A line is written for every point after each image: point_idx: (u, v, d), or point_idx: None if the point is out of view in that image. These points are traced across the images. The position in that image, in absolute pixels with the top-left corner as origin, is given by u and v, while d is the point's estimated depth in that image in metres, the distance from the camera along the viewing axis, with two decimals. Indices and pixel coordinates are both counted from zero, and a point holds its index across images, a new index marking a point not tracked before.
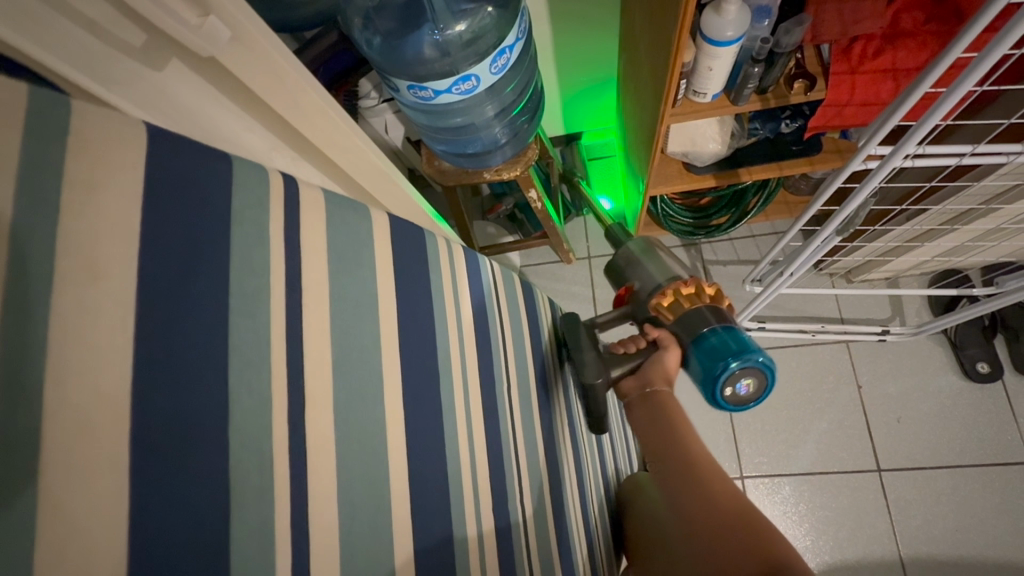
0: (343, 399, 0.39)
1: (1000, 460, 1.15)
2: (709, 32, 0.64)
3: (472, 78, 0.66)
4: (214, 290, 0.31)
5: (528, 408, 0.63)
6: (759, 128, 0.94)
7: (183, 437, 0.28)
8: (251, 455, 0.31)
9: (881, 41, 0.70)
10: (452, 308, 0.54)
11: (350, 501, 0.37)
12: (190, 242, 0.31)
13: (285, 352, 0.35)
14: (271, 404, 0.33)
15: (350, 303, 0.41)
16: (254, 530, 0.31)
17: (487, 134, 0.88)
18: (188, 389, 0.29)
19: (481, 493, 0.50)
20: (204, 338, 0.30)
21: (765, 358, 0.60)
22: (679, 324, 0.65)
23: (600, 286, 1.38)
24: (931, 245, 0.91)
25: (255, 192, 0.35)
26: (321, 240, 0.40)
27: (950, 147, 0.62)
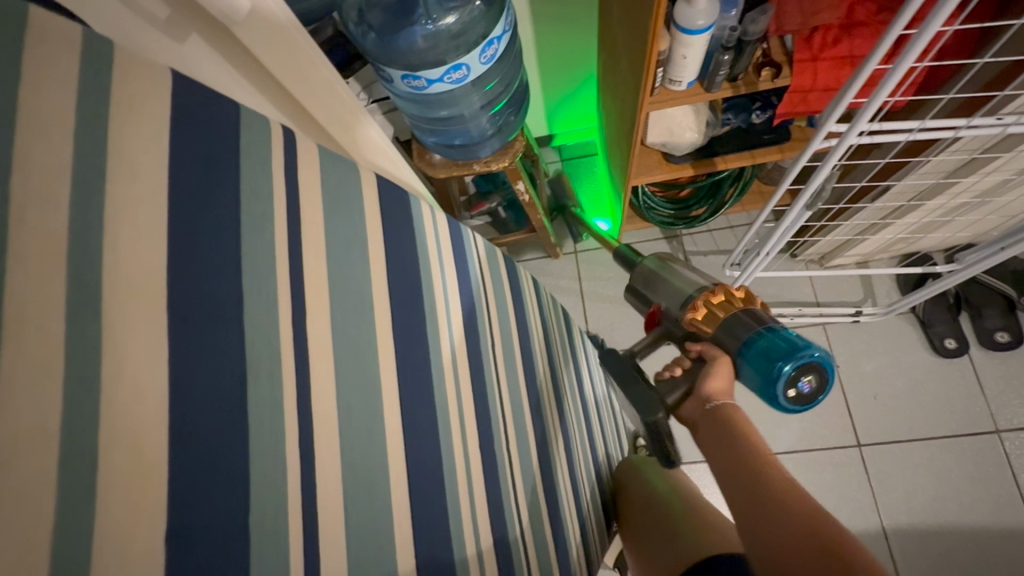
0: (347, 338, 0.39)
1: (971, 430, 1.20)
2: (683, 21, 0.69)
3: (462, 67, 0.69)
4: (226, 215, 0.31)
5: (513, 374, 0.66)
6: (732, 118, 0.99)
7: (207, 369, 0.28)
8: (264, 374, 0.31)
9: (838, 30, 0.75)
10: (436, 267, 0.54)
11: (359, 436, 0.37)
12: (208, 185, 0.31)
13: (290, 283, 0.35)
14: (280, 330, 0.33)
15: (353, 247, 0.42)
16: (267, 451, 0.30)
17: (475, 125, 0.92)
18: (204, 307, 0.29)
19: (470, 443, 0.51)
20: (216, 257, 0.30)
21: (821, 353, 0.59)
22: (724, 328, 0.66)
23: (587, 279, 1.43)
24: (902, 221, 0.97)
25: (262, 129, 0.36)
26: (323, 185, 0.41)
27: (899, 123, 0.68)
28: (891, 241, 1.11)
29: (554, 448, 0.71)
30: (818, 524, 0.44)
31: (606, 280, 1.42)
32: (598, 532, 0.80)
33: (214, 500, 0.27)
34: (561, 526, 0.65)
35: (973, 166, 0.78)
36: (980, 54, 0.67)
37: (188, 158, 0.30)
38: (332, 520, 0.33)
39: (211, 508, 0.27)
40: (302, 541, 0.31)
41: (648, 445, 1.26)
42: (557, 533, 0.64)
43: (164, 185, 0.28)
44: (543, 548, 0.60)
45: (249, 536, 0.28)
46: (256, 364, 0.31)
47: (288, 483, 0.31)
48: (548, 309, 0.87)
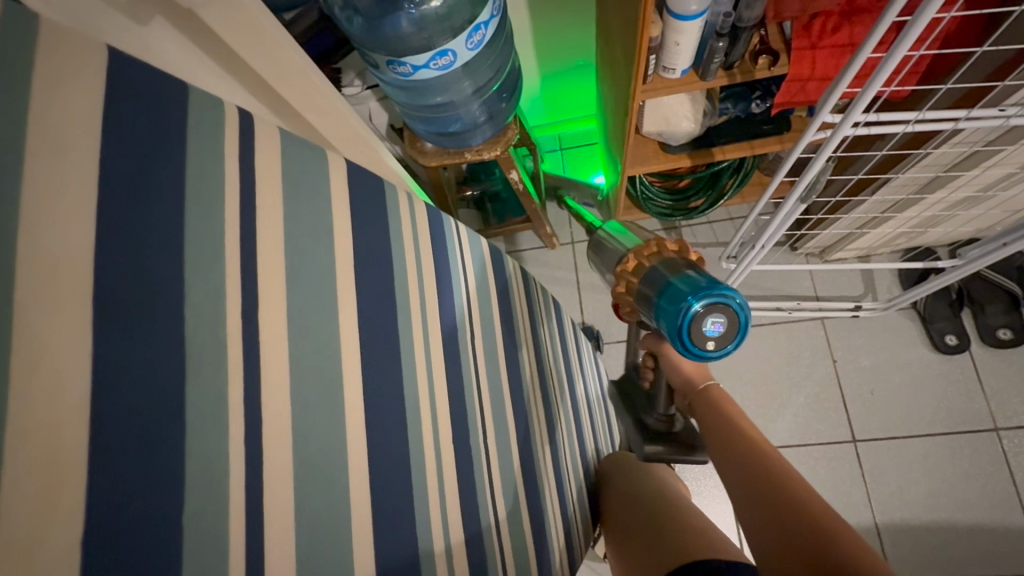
0: (303, 329, 0.38)
1: (969, 428, 1.19)
2: (674, 6, 0.67)
3: (448, 53, 0.68)
4: (165, 201, 0.30)
5: (494, 365, 0.65)
6: (730, 108, 0.97)
7: (150, 362, 0.28)
8: (208, 366, 0.31)
9: (838, 17, 0.73)
10: (411, 258, 0.54)
11: (312, 428, 0.37)
12: (157, 174, 0.30)
13: (240, 272, 0.34)
14: (226, 321, 0.32)
15: (314, 236, 0.41)
16: (208, 444, 0.30)
17: (466, 112, 0.91)
18: (140, 298, 0.28)
19: (442, 435, 0.51)
20: (153, 246, 0.29)
21: (722, 291, 0.56)
22: (645, 284, 0.63)
23: (583, 270, 1.41)
24: (903, 215, 0.94)
25: (213, 111, 0.35)
26: (282, 171, 0.40)
27: (896, 114, 0.66)
28: (893, 235, 1.09)
29: (536, 439, 0.70)
30: (812, 513, 0.48)
31: None
32: (582, 531, 0.79)
33: (145, 495, 0.27)
34: (541, 520, 0.65)
35: (976, 159, 0.76)
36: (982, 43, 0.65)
37: (126, 141, 0.29)
38: (280, 511, 0.33)
39: (144, 499, 0.27)
40: (244, 531, 0.31)
41: None
42: (536, 523, 0.64)
43: (95, 170, 0.27)
44: (520, 538, 0.60)
45: (184, 531, 0.28)
46: (199, 357, 0.31)
47: (230, 476, 0.31)
48: (537, 299, 0.87)
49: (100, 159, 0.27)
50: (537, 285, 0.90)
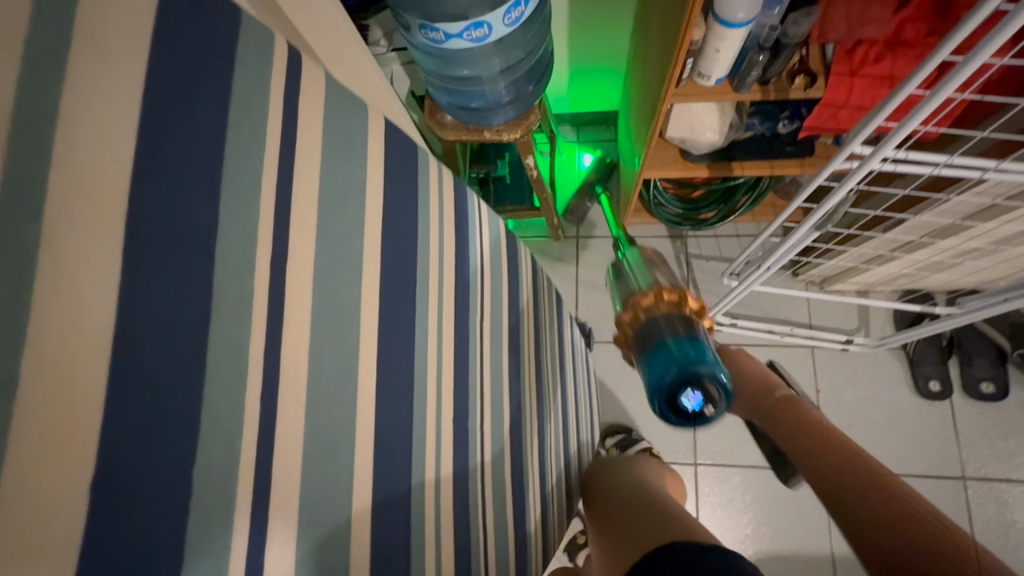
0: (325, 283, 0.39)
1: (937, 473, 1.21)
2: (722, 11, 0.65)
3: (484, 26, 0.66)
4: (201, 138, 0.31)
5: (496, 350, 0.64)
6: (757, 124, 0.96)
7: (156, 311, 0.28)
8: (229, 302, 0.32)
9: (882, 47, 0.71)
10: (433, 229, 0.52)
11: (321, 380, 0.38)
12: (182, 127, 0.30)
13: (270, 219, 0.35)
14: (253, 263, 0.33)
15: (346, 193, 0.41)
16: (222, 376, 0.31)
17: (492, 91, 0.88)
18: (169, 230, 0.29)
19: (444, 409, 0.52)
20: (186, 181, 0.30)
21: (719, 376, 0.58)
22: (644, 328, 0.65)
23: (584, 265, 1.41)
24: (909, 257, 0.94)
25: (262, 53, 0.35)
26: (323, 123, 0.40)
27: (925, 155, 0.65)
28: (895, 275, 1.09)
29: (527, 434, 0.69)
30: (907, 516, 0.54)
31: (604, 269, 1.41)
32: (558, 518, 0.79)
33: (156, 416, 0.28)
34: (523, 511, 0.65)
35: (992, 211, 0.76)
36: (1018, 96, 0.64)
37: (171, 74, 0.30)
38: (281, 462, 0.35)
39: (132, 448, 0.27)
40: (250, 466, 0.33)
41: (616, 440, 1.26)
42: (518, 510, 0.64)
43: (140, 99, 0.28)
44: (501, 525, 0.60)
45: (175, 477, 0.29)
46: (222, 294, 0.32)
47: (240, 414, 0.32)
48: (542, 288, 0.86)
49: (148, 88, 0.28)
50: (545, 275, 0.88)
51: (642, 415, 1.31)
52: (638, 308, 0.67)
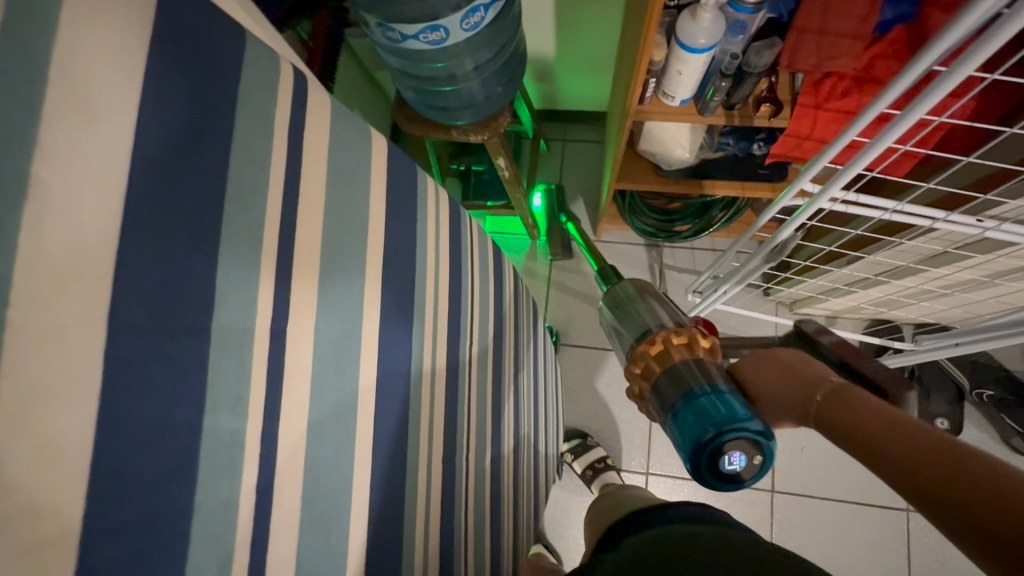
0: (324, 323, 0.38)
1: (883, 502, 1.22)
2: (683, 35, 0.64)
3: (440, 30, 0.65)
4: (199, 167, 0.29)
5: (483, 373, 0.64)
6: (729, 144, 0.93)
7: (151, 320, 0.27)
8: (229, 346, 0.31)
9: (849, 82, 0.69)
10: (431, 253, 0.53)
11: (318, 415, 0.37)
12: (182, 128, 0.28)
13: (274, 260, 0.34)
14: (253, 305, 0.32)
15: (346, 229, 0.41)
16: (218, 421, 0.30)
17: (462, 91, 0.86)
18: (171, 272, 0.28)
19: (434, 435, 0.51)
20: (194, 218, 0.29)
21: (762, 432, 0.50)
22: (667, 382, 0.56)
23: (557, 269, 1.42)
24: (866, 293, 0.94)
25: (261, 87, 0.33)
26: (322, 131, 0.39)
27: (874, 200, 0.65)
28: (858, 306, 1.09)
29: (505, 453, 0.71)
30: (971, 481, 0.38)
31: (576, 274, 1.41)
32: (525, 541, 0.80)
33: (151, 441, 0.27)
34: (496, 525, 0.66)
35: (940, 259, 0.76)
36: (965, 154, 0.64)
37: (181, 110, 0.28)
38: (273, 479, 0.33)
39: (118, 461, 0.25)
40: (248, 505, 0.32)
41: (572, 447, 1.27)
42: (495, 522, 0.66)
43: (142, 111, 0.26)
44: (479, 545, 0.61)
45: (162, 495, 0.27)
46: (219, 336, 0.30)
47: (238, 456, 0.31)
48: (522, 302, 0.85)
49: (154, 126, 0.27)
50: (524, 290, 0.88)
51: (598, 422, 1.32)
52: (649, 355, 0.59)
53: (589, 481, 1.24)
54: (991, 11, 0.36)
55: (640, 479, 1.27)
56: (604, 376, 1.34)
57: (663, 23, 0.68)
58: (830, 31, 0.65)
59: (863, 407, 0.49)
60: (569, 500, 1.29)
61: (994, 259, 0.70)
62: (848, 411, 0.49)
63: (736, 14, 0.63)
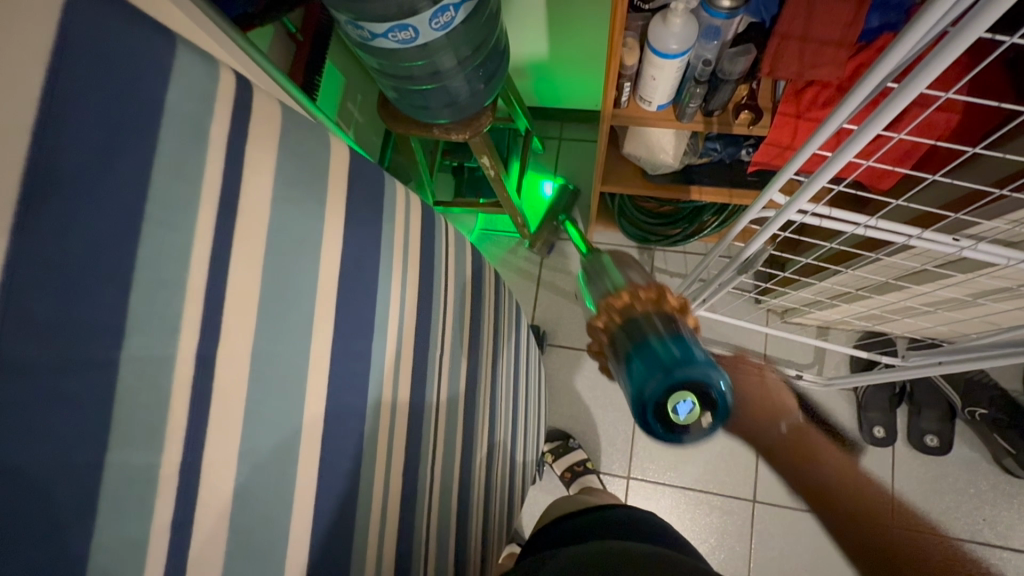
0: (266, 354, 0.33)
1: None
2: (655, 41, 0.62)
3: (409, 28, 0.64)
4: (127, 174, 0.24)
5: (454, 390, 0.59)
6: (717, 149, 0.91)
7: (51, 361, 0.23)
8: (144, 391, 0.26)
9: (833, 91, 0.67)
10: (400, 255, 0.47)
11: (258, 458, 0.32)
12: (106, 127, 0.24)
13: (206, 286, 0.28)
14: (176, 341, 0.27)
15: (299, 240, 0.35)
16: (132, 479, 0.26)
17: (444, 87, 0.84)
18: (74, 307, 0.23)
19: (393, 465, 0.45)
20: (105, 238, 0.24)
21: (714, 380, 0.44)
22: (622, 334, 0.48)
23: (547, 268, 1.41)
24: (852, 307, 0.93)
25: (204, 83, 0.28)
26: (280, 124, 0.34)
27: (847, 215, 0.64)
28: (847, 319, 1.06)
29: (476, 468, 0.66)
30: None
31: (566, 274, 1.40)
32: (497, 541, 0.78)
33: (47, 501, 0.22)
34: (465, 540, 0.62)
35: (924, 275, 0.75)
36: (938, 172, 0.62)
37: (98, 112, 0.23)
38: (206, 529, 0.29)
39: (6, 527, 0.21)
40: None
41: (553, 448, 1.27)
42: (460, 544, 0.60)
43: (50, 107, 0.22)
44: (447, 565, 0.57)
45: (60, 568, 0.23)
46: (133, 379, 0.25)
47: (153, 518, 0.26)
48: (504, 302, 0.82)
49: (56, 127, 0.22)
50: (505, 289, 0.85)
51: (582, 424, 1.32)
52: (613, 308, 0.49)
53: (567, 483, 1.23)
54: (940, 26, 0.35)
55: (620, 483, 1.26)
56: (590, 378, 1.34)
57: (636, 26, 0.67)
58: (813, 39, 0.63)
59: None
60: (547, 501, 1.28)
61: (976, 278, 0.68)
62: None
63: (711, 19, 0.61)
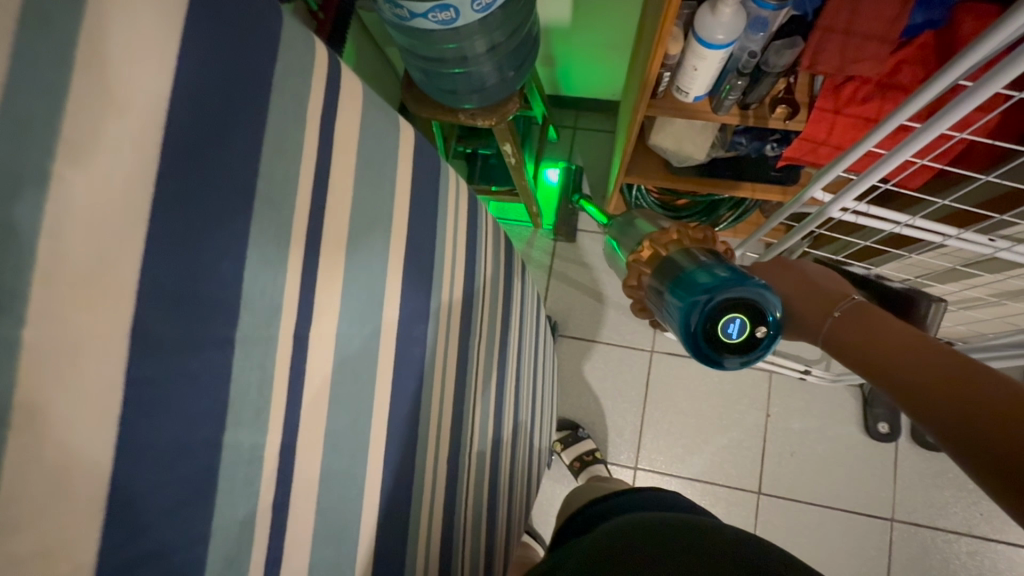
0: (347, 336, 0.34)
1: (869, 511, 1.22)
2: (701, 30, 0.62)
3: (450, 9, 0.62)
4: (242, 154, 0.25)
5: (488, 375, 0.60)
6: (742, 144, 0.89)
7: (177, 339, 0.23)
8: (253, 369, 0.27)
9: (872, 87, 0.67)
10: (450, 244, 0.48)
11: (338, 441, 0.34)
12: (226, 108, 0.24)
13: (300, 264, 0.29)
14: (278, 321, 0.28)
15: (373, 225, 0.36)
16: (238, 448, 0.27)
17: (475, 71, 0.83)
18: (199, 285, 0.24)
19: (442, 444, 0.49)
20: (224, 217, 0.24)
21: (758, 291, 0.44)
22: (658, 275, 0.52)
23: (558, 257, 1.40)
24: None
25: (302, 64, 0.28)
26: (361, 108, 0.34)
27: (885, 213, 0.65)
28: None
29: (504, 453, 0.67)
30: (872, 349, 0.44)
31: (578, 264, 1.40)
32: (518, 527, 0.79)
33: (175, 470, 0.23)
34: (494, 521, 0.64)
35: (951, 275, 0.76)
36: (983, 172, 0.63)
37: (222, 91, 0.24)
38: (292, 499, 0.31)
39: (143, 491, 0.22)
40: (256, 541, 0.28)
41: (563, 438, 1.27)
42: (490, 523, 0.62)
43: (182, 86, 0.22)
44: (478, 546, 0.58)
45: (181, 529, 0.24)
46: (244, 358, 0.27)
47: (257, 498, 0.28)
48: (529, 293, 0.83)
49: (192, 109, 0.22)
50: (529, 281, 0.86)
51: (590, 414, 1.32)
52: (642, 260, 0.56)
53: (576, 473, 1.23)
54: None
55: (627, 473, 1.28)
56: (599, 369, 1.34)
57: (681, 15, 0.66)
58: (856, 33, 0.62)
59: (877, 318, 0.45)
60: (554, 490, 1.29)
61: (1004, 279, 0.69)
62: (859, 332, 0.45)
63: (759, 10, 0.61)
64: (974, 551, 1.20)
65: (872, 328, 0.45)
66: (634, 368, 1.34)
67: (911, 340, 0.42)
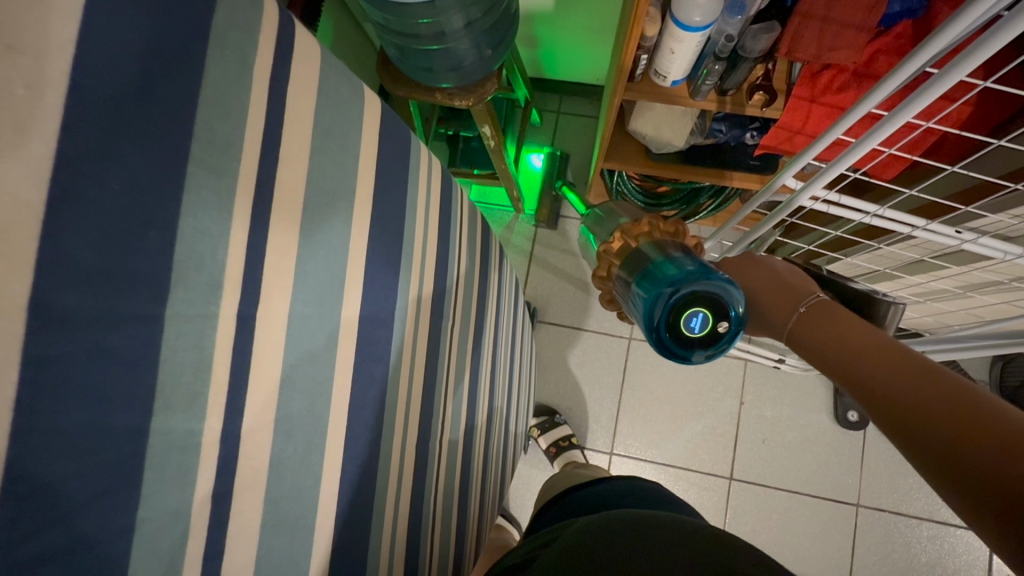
0: (303, 316, 0.33)
1: (836, 497, 1.25)
2: (678, 12, 0.61)
3: None
4: (171, 122, 0.23)
5: (460, 359, 0.60)
6: (722, 131, 0.90)
7: (96, 316, 0.22)
8: (188, 349, 0.26)
9: (848, 76, 0.66)
10: (420, 224, 0.47)
11: (293, 425, 0.34)
12: (151, 71, 0.22)
13: (246, 240, 0.28)
14: (219, 299, 0.27)
15: (332, 199, 0.34)
16: (171, 430, 0.26)
17: (451, 48, 0.80)
18: (123, 259, 0.22)
19: (410, 429, 0.48)
20: (151, 189, 0.23)
21: (722, 286, 0.43)
22: (626, 266, 0.51)
23: (540, 243, 1.39)
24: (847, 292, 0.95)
25: (245, 25, 0.27)
26: (317, 76, 0.32)
27: (855, 203, 0.65)
28: None
29: (477, 437, 0.67)
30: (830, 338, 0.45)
31: (560, 250, 1.39)
32: (492, 509, 0.79)
33: (97, 453, 0.23)
34: (465, 504, 0.64)
35: (921, 266, 0.77)
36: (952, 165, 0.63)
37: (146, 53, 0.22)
38: (236, 482, 0.30)
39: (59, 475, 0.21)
40: (195, 525, 0.27)
41: (540, 423, 1.28)
42: (461, 507, 0.62)
43: (95, 45, 0.20)
44: (447, 529, 0.58)
45: (104, 514, 0.23)
46: (177, 337, 0.25)
47: (196, 484, 0.27)
48: (507, 276, 0.82)
49: (109, 72, 0.21)
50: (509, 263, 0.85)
51: (568, 399, 1.33)
52: (612, 252, 0.55)
53: (552, 457, 1.24)
54: (992, 11, 0.35)
55: (602, 459, 1.29)
56: (579, 356, 1.34)
57: None
58: (834, 20, 0.61)
59: (846, 322, 0.45)
60: (531, 474, 1.30)
61: (970, 272, 0.70)
62: (824, 329, 0.45)
63: None
64: (935, 535, 1.24)
65: (836, 329, 0.44)
66: (614, 355, 1.34)
67: (864, 346, 0.42)
